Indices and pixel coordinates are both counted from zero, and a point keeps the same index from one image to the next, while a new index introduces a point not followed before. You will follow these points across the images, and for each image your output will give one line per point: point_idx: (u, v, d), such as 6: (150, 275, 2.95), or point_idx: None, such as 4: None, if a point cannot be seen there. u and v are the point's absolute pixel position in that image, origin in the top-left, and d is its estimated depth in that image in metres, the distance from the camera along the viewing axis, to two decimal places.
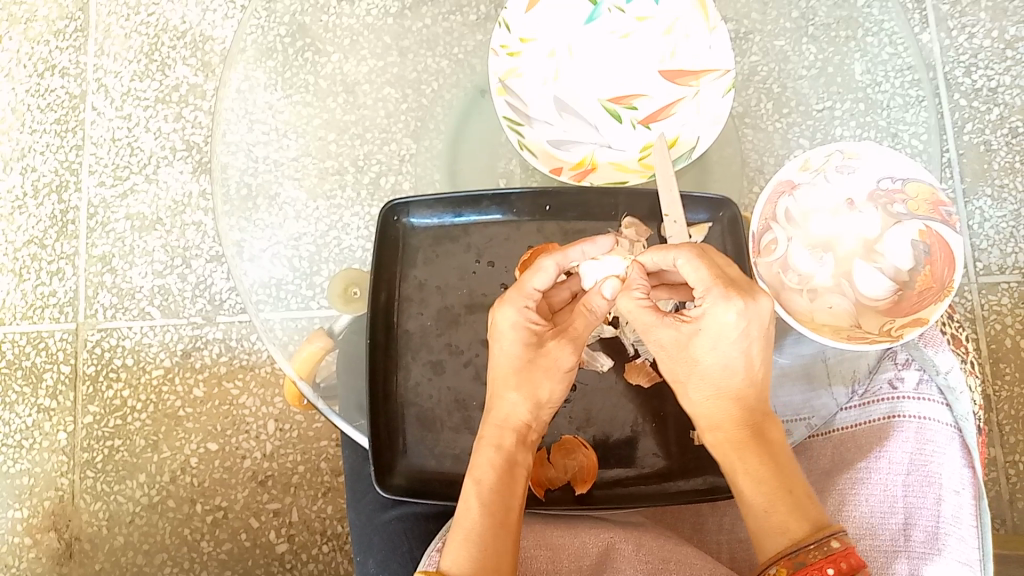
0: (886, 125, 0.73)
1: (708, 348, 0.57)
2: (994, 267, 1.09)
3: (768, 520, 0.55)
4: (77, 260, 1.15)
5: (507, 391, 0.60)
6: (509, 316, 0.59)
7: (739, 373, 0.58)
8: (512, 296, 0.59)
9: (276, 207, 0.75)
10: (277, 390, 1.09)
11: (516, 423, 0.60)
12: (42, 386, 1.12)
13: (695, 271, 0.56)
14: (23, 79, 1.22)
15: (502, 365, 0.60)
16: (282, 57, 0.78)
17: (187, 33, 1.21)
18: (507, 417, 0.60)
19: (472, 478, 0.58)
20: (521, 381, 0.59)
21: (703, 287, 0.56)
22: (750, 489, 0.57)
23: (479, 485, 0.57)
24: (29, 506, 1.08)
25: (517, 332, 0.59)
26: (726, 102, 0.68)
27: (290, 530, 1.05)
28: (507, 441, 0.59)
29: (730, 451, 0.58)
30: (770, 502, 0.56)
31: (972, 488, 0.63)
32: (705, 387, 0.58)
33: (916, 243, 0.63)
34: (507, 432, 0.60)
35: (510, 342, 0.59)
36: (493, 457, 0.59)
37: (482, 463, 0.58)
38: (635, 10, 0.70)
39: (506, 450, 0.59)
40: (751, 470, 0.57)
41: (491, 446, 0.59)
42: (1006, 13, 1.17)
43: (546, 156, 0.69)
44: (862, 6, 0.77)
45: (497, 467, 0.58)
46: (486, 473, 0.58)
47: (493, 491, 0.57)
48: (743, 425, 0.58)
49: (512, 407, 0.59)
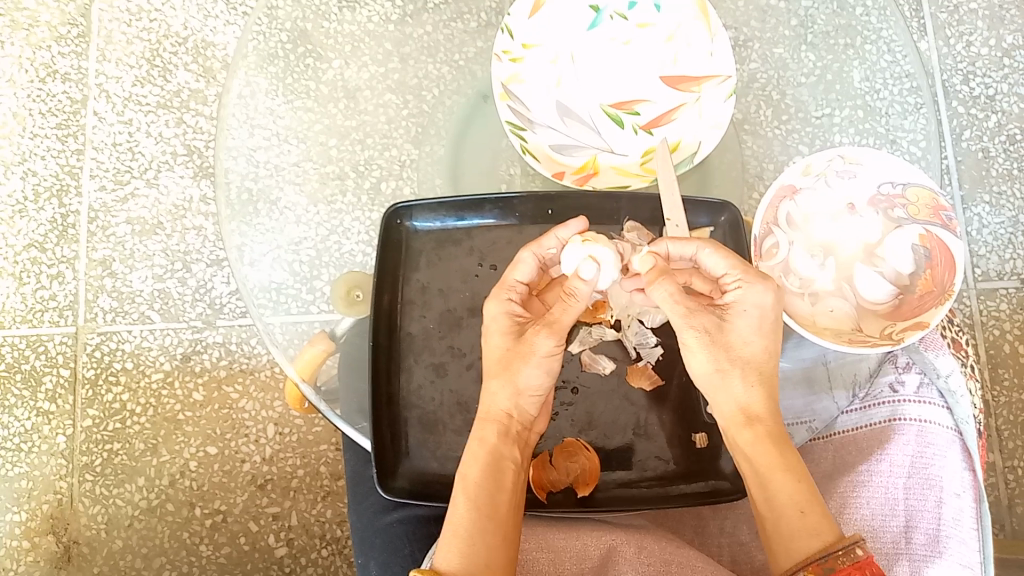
0: (885, 131, 0.73)
1: (747, 332, 0.58)
2: (992, 273, 1.10)
3: (801, 521, 0.55)
4: (77, 264, 1.15)
5: (493, 384, 0.60)
6: (496, 310, 0.60)
7: (769, 363, 0.59)
8: (498, 292, 0.61)
9: (276, 212, 0.75)
10: (278, 394, 1.09)
11: (498, 414, 0.59)
12: (41, 390, 1.11)
13: (722, 258, 0.57)
14: (24, 84, 1.22)
15: (492, 357, 0.60)
16: (284, 62, 0.79)
17: (188, 38, 1.22)
18: (490, 408, 0.60)
19: (459, 475, 0.59)
20: (501, 369, 0.59)
21: (732, 273, 0.58)
22: (784, 487, 0.56)
23: (465, 482, 0.58)
24: (27, 510, 1.08)
25: (505, 324, 0.60)
26: (728, 108, 0.68)
27: (289, 534, 1.05)
28: (490, 435, 0.59)
29: (768, 447, 0.57)
30: (804, 501, 0.56)
31: (973, 491, 0.62)
32: (748, 377, 0.58)
33: (917, 248, 0.63)
34: (490, 424, 0.59)
35: (497, 335, 0.60)
36: (480, 452, 0.59)
37: (470, 459, 0.59)
38: (637, 16, 0.71)
39: (490, 444, 0.59)
40: (787, 469, 0.57)
41: (477, 441, 0.59)
42: (1002, 22, 1.18)
43: (549, 160, 0.70)
44: (860, 14, 0.78)
45: (482, 463, 0.58)
46: (473, 468, 0.58)
47: (481, 485, 0.57)
48: (773, 420, 0.58)
49: (494, 397, 0.59)
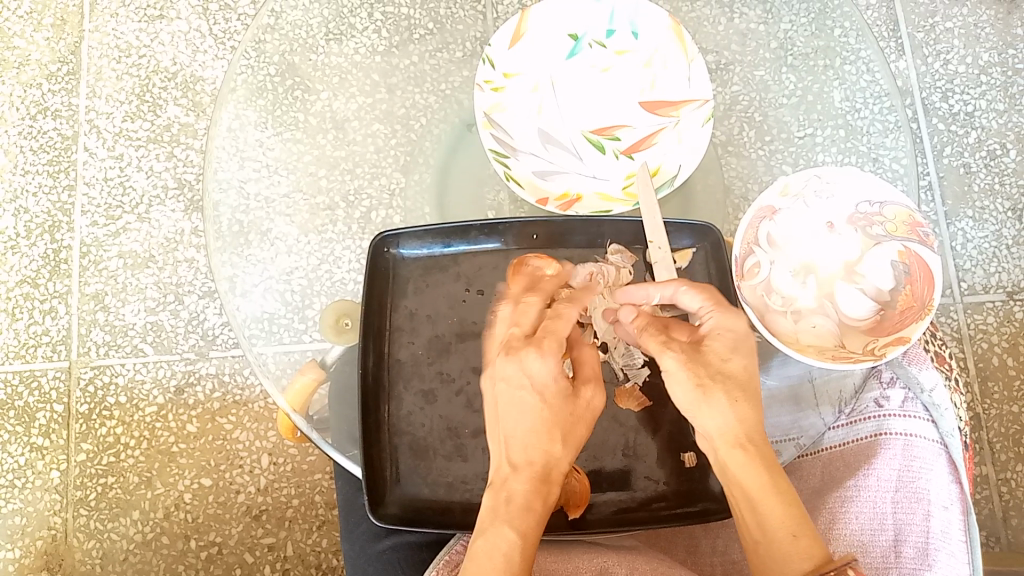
0: (866, 150, 0.75)
1: (722, 352, 0.58)
2: (978, 287, 1.11)
3: (792, 545, 0.54)
4: (69, 298, 1.16)
5: (553, 445, 0.58)
6: (542, 365, 0.59)
7: (751, 380, 0.58)
8: (529, 351, 0.60)
9: (267, 242, 0.76)
10: (271, 424, 1.09)
11: (563, 472, 0.59)
12: (34, 426, 1.11)
13: (693, 300, 0.60)
14: (16, 121, 1.23)
15: (523, 426, 0.59)
16: (273, 95, 0.80)
17: (178, 73, 1.23)
18: (556, 463, 0.59)
19: (515, 531, 0.56)
20: (566, 435, 0.59)
21: (704, 309, 0.60)
22: (774, 510, 0.55)
23: (522, 537, 0.56)
24: (20, 547, 1.07)
25: (549, 382, 0.59)
26: (706, 133, 0.69)
27: (285, 565, 1.05)
28: (552, 489, 0.58)
29: (757, 469, 0.56)
30: (796, 524, 0.55)
31: (961, 503, 0.61)
32: (731, 394, 0.57)
33: (896, 264, 0.64)
34: (552, 484, 0.58)
35: (530, 396, 0.59)
36: (527, 503, 0.57)
37: (513, 507, 0.57)
38: (615, 44, 0.73)
39: (548, 500, 0.58)
40: (780, 491, 0.56)
41: (511, 494, 0.57)
42: (979, 40, 1.21)
43: (533, 186, 0.71)
44: (839, 35, 0.79)
45: (540, 518, 0.57)
46: (531, 522, 0.56)
47: (533, 542, 0.56)
48: (759, 440, 0.57)
49: (558, 456, 0.59)
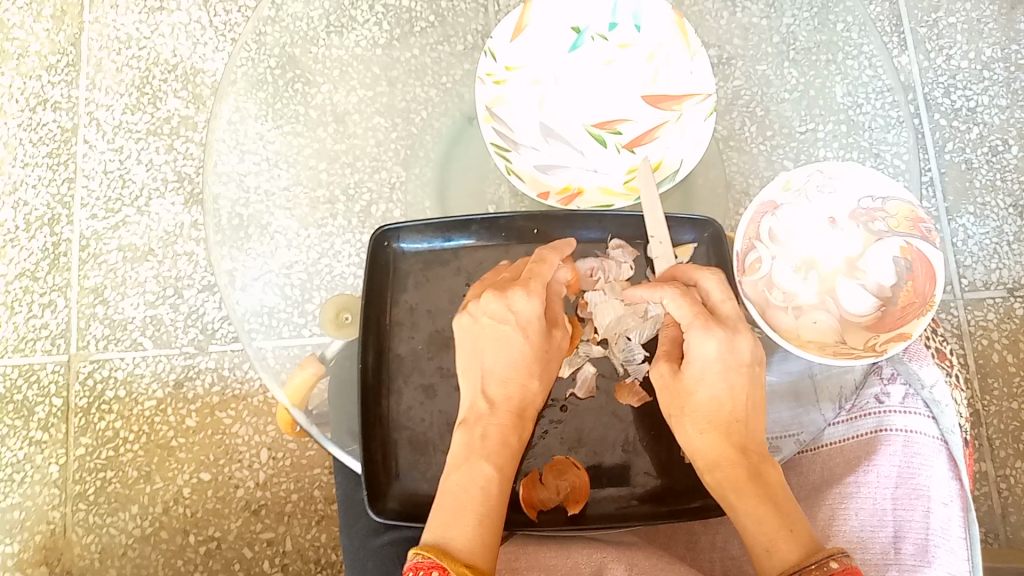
0: (867, 146, 0.74)
1: (697, 379, 0.59)
2: (979, 283, 1.11)
3: (768, 560, 0.55)
4: (69, 292, 1.15)
5: (530, 380, 0.62)
6: (527, 304, 0.62)
7: (722, 407, 0.59)
8: (518, 287, 0.62)
9: (267, 236, 0.75)
10: (270, 418, 1.09)
11: (535, 412, 0.63)
12: (33, 419, 1.11)
13: (677, 308, 0.59)
14: (15, 114, 1.23)
15: (503, 362, 0.62)
16: (273, 88, 0.79)
17: (178, 66, 1.23)
18: (528, 403, 0.62)
19: (492, 465, 0.59)
20: (543, 372, 0.63)
21: (686, 320, 0.59)
22: (749, 526, 0.56)
23: (487, 478, 0.58)
24: (19, 541, 1.07)
25: (530, 321, 0.62)
26: (709, 125, 0.69)
27: (283, 560, 1.05)
28: (519, 432, 0.61)
29: (728, 490, 0.57)
30: (768, 536, 0.55)
31: (960, 501, 0.63)
32: (694, 421, 0.59)
33: (898, 260, 0.64)
34: (523, 422, 0.62)
35: (514, 333, 0.62)
36: (498, 447, 0.60)
37: (482, 453, 0.59)
38: (617, 37, 0.72)
39: (517, 443, 0.61)
40: (750, 509, 0.56)
41: (484, 434, 0.60)
42: (981, 35, 1.20)
43: (534, 180, 0.71)
44: (841, 30, 0.79)
45: (507, 457, 0.60)
46: (507, 459, 0.60)
47: (501, 486, 0.59)
48: (729, 459, 0.58)
49: (532, 395, 0.62)
